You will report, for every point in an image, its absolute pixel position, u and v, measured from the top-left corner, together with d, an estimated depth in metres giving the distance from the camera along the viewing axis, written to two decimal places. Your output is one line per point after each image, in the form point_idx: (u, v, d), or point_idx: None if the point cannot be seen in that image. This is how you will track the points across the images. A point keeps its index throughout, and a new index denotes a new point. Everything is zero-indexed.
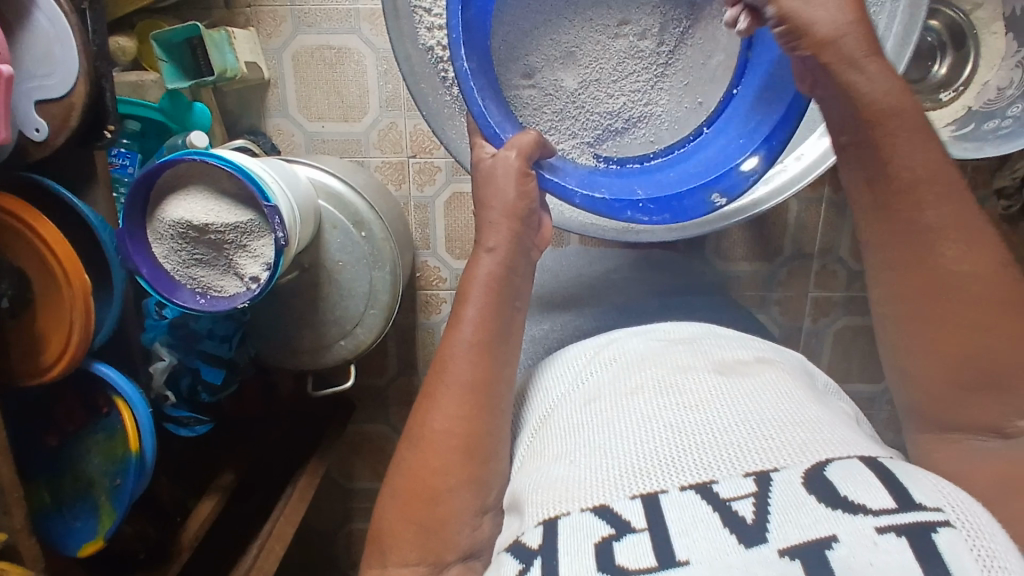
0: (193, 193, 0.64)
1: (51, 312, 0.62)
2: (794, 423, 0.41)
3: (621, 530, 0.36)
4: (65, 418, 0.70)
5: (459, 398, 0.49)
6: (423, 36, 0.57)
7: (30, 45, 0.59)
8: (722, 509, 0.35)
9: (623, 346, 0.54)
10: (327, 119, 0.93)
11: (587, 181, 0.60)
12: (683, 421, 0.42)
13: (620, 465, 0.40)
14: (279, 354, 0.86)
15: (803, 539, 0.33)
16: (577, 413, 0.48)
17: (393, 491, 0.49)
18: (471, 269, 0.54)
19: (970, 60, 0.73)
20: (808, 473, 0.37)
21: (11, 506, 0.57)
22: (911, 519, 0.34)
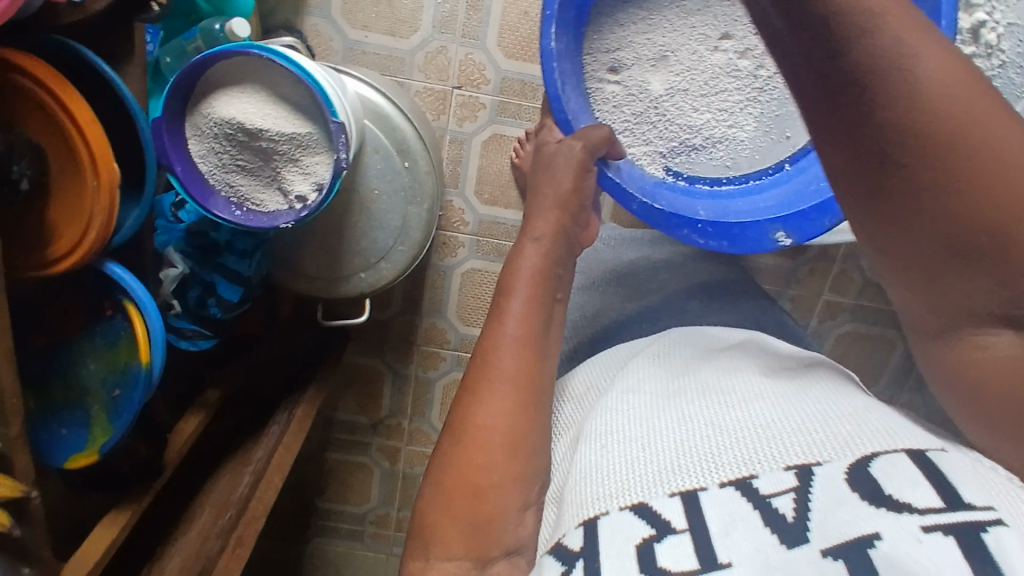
0: (247, 92, 0.57)
1: (68, 199, 0.55)
2: (838, 418, 0.44)
3: (662, 532, 0.39)
4: (61, 320, 0.64)
5: (503, 391, 0.48)
6: None
7: None
8: (763, 506, 0.38)
9: (673, 356, 0.58)
10: (372, 30, 0.85)
11: (649, 192, 0.66)
12: (724, 421, 0.46)
13: (660, 463, 0.44)
14: (293, 279, 0.81)
15: (846, 537, 0.35)
16: (623, 408, 0.52)
17: (435, 489, 0.46)
18: (519, 253, 0.56)
19: None
20: (852, 466, 0.38)
21: (10, 415, 0.50)
22: (961, 517, 0.34)
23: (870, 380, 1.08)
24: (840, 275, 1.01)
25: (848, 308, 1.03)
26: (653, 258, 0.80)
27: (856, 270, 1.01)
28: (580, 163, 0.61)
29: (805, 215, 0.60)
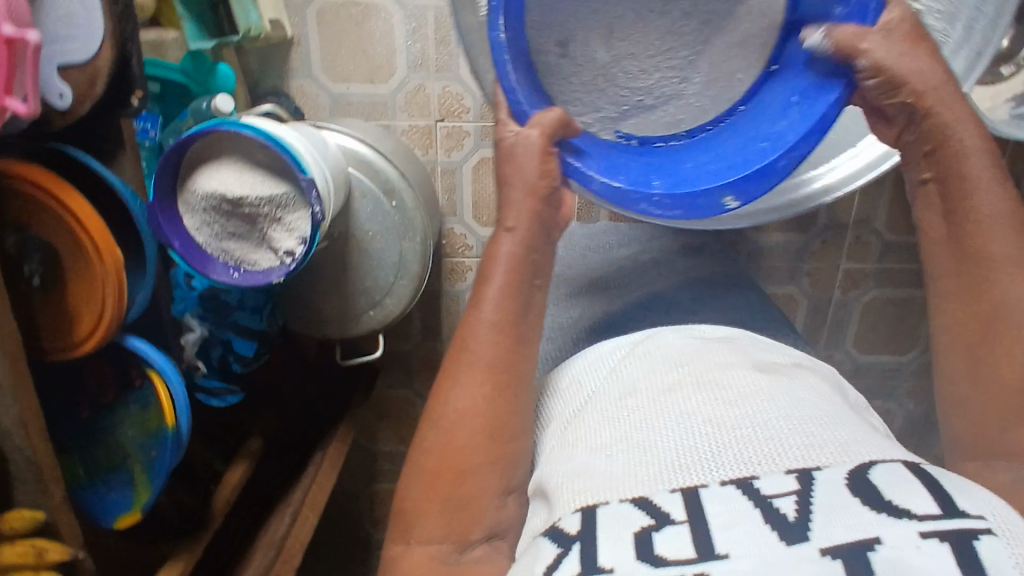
0: (225, 164, 0.62)
1: (83, 279, 0.61)
2: (832, 425, 0.44)
3: (661, 522, 0.38)
4: (96, 391, 0.70)
5: (480, 376, 0.49)
6: None
7: (47, 2, 0.54)
8: (764, 507, 0.37)
9: (660, 340, 0.57)
10: (353, 80, 0.89)
11: (608, 167, 0.58)
12: (721, 416, 0.45)
13: (660, 459, 0.42)
14: (309, 324, 0.85)
15: (849, 539, 0.34)
16: (612, 402, 0.51)
17: (418, 469, 0.48)
18: (494, 247, 0.53)
19: None
20: (852, 473, 0.38)
21: (50, 483, 0.57)
22: (955, 525, 0.35)
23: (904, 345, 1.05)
24: (856, 243, 0.98)
25: (870, 275, 1.01)
26: (629, 259, 0.79)
27: (871, 236, 0.98)
28: (545, 148, 0.54)
29: (757, 176, 0.55)
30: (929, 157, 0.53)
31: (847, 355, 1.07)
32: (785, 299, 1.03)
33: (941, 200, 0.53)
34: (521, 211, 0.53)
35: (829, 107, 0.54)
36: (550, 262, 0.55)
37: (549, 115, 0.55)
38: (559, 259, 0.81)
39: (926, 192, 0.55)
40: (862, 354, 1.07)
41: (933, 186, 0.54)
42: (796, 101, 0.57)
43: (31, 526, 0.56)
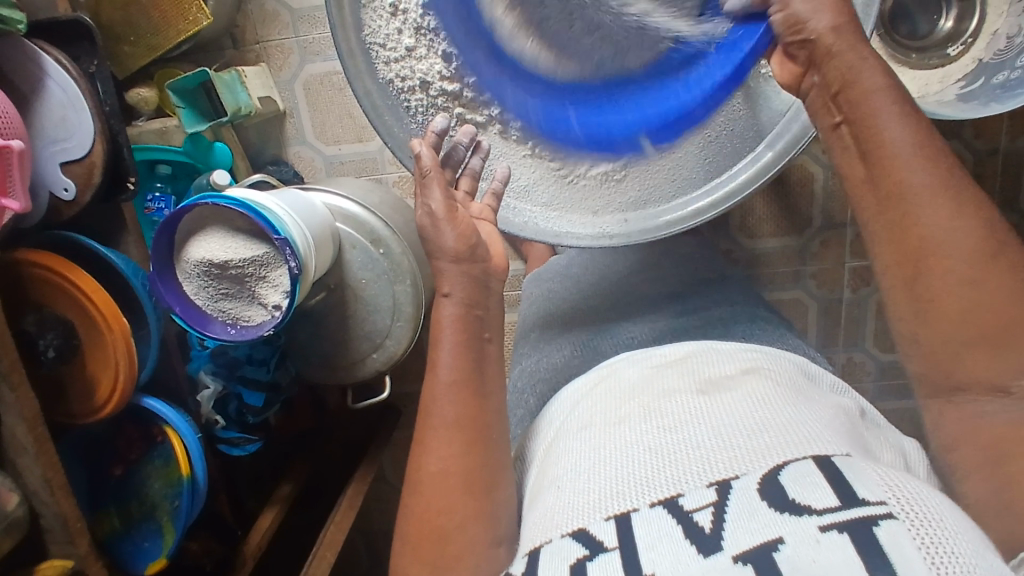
0: (211, 233, 0.68)
1: (98, 352, 0.68)
2: (764, 430, 0.42)
3: (594, 551, 0.37)
4: (126, 449, 0.77)
5: (447, 436, 0.50)
6: (372, 42, 0.53)
7: (46, 112, 0.65)
8: (685, 521, 0.36)
9: (618, 376, 0.54)
10: (343, 142, 0.96)
11: (522, 192, 0.60)
12: (661, 441, 0.43)
13: (601, 488, 0.42)
14: (320, 373, 0.89)
15: (753, 543, 0.34)
16: (568, 441, 0.49)
17: (404, 539, 0.50)
18: (437, 314, 0.53)
19: (976, 12, 0.71)
20: (765, 477, 0.37)
21: (75, 535, 0.63)
22: (855, 514, 0.34)
23: None
24: (857, 239, 0.97)
25: (878, 270, 0.98)
26: (618, 286, 0.79)
27: None
28: (450, 210, 0.54)
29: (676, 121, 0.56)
30: (835, 99, 0.48)
31: (868, 354, 1.03)
32: (793, 303, 1.01)
33: (854, 142, 0.47)
34: (455, 276, 0.53)
35: (745, 58, 0.51)
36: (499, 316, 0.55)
37: (458, 196, 0.56)
38: (549, 298, 0.82)
39: (840, 136, 0.48)
40: (884, 352, 1.03)
41: (846, 129, 0.48)
42: (711, 53, 0.53)
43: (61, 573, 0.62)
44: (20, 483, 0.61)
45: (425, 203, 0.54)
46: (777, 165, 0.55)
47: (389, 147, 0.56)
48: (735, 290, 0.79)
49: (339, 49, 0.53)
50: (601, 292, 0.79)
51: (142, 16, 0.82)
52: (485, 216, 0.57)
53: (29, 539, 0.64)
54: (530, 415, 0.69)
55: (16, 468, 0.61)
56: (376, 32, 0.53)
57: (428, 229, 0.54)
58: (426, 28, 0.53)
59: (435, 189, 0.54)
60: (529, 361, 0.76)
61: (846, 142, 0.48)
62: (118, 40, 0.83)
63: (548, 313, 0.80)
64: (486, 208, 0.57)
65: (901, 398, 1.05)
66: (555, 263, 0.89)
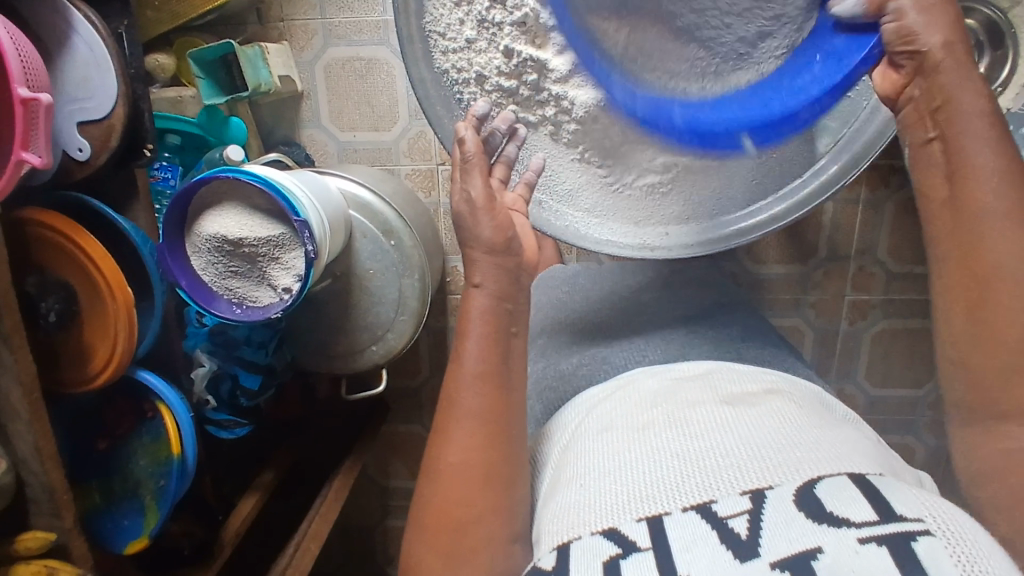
0: (227, 209, 0.66)
1: (99, 320, 0.65)
2: (793, 446, 0.42)
3: (627, 550, 0.37)
4: (114, 423, 0.75)
5: (470, 428, 0.49)
6: (433, 31, 0.52)
7: (68, 69, 0.63)
8: (719, 527, 0.36)
9: (637, 386, 0.54)
10: (359, 129, 0.95)
11: (565, 196, 0.60)
12: (690, 448, 0.43)
13: (629, 490, 0.41)
14: (315, 359, 0.87)
15: (791, 551, 0.34)
16: (588, 440, 0.49)
17: (419, 526, 0.49)
18: (466, 304, 0.53)
19: (1010, 61, 0.73)
20: (801, 489, 0.37)
21: (61, 508, 0.61)
22: (893, 528, 0.34)
23: (922, 379, 1.02)
24: (859, 273, 0.98)
25: (876, 305, 1.00)
26: (628, 301, 0.79)
27: (875, 266, 0.98)
28: (489, 200, 0.53)
29: (779, 123, 0.51)
30: (933, 114, 0.48)
31: (859, 387, 1.05)
32: (791, 331, 1.03)
33: (943, 159, 0.49)
34: (486, 267, 0.53)
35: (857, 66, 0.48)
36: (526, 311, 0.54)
37: (492, 184, 0.55)
38: (559, 307, 0.81)
39: (930, 151, 0.50)
40: (875, 387, 1.04)
41: (938, 145, 0.49)
42: (817, 62, 0.49)
43: (44, 545, 0.60)
44: (10, 449, 0.59)
45: (463, 189, 0.53)
46: (845, 176, 0.55)
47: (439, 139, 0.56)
48: (744, 314, 0.79)
49: (400, 38, 0.52)
50: (614, 308, 0.78)
51: None
52: (518, 207, 0.56)
53: (11, 509, 0.61)
54: (535, 420, 0.68)
55: (6, 434, 0.59)
56: (437, 20, 0.52)
57: (464, 216, 0.54)
58: (489, 21, 0.51)
59: (475, 176, 0.53)
60: (535, 367, 0.75)
61: (934, 158, 0.50)
62: (140, 3, 0.81)
63: (557, 321, 0.79)
64: (518, 200, 0.56)
65: (887, 432, 1.07)
66: (562, 268, 0.88)
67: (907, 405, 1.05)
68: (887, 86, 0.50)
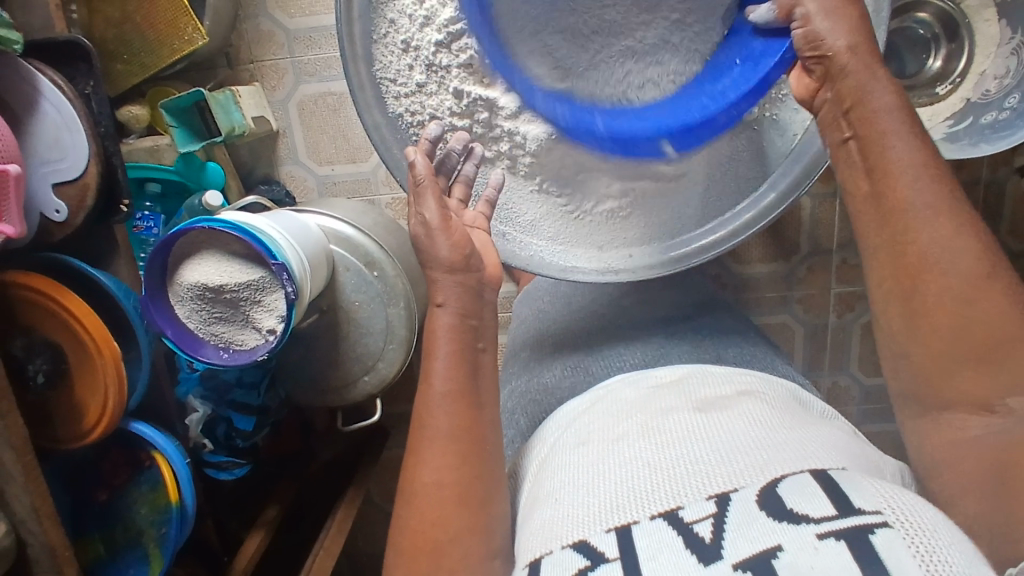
0: (207, 256, 0.67)
1: (86, 376, 0.66)
2: (760, 447, 0.42)
3: (596, 561, 0.37)
4: (112, 473, 0.75)
5: (443, 448, 0.50)
6: (382, 77, 0.53)
7: (39, 132, 0.64)
8: (685, 532, 0.37)
9: (613, 398, 0.54)
10: (336, 162, 0.96)
11: (527, 227, 0.60)
12: (660, 457, 0.43)
13: (601, 501, 0.41)
14: (309, 395, 0.87)
15: (752, 551, 0.34)
16: (565, 456, 0.49)
17: (397, 552, 0.49)
18: (431, 323, 0.54)
19: (965, 51, 0.76)
20: (763, 490, 0.38)
21: (63, 565, 0.62)
22: (852, 522, 0.34)
23: None
24: (843, 266, 0.98)
25: (863, 296, 1.00)
26: (609, 310, 0.79)
27: (858, 257, 0.98)
28: (445, 221, 0.54)
29: (699, 128, 0.54)
30: (845, 116, 0.50)
31: (853, 378, 1.05)
32: (780, 328, 1.03)
33: (860, 159, 0.51)
34: (449, 286, 0.53)
35: (771, 71, 0.52)
36: (493, 329, 0.55)
37: (450, 206, 0.55)
38: (539, 318, 0.82)
39: (847, 151, 0.51)
40: (868, 376, 1.04)
41: (854, 144, 0.51)
42: (736, 66, 0.53)
43: None
44: (8, 512, 0.60)
45: (418, 213, 0.54)
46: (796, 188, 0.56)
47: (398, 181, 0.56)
48: (729, 316, 0.80)
49: (349, 84, 0.52)
50: (592, 315, 0.78)
51: (138, 35, 0.82)
52: (477, 224, 0.56)
53: (14, 570, 0.62)
54: (522, 437, 0.68)
55: (3, 496, 0.60)
56: (387, 67, 0.53)
57: (422, 239, 0.54)
58: (437, 65, 0.53)
59: (429, 199, 0.53)
60: (519, 382, 0.76)
61: (851, 157, 0.51)
62: (110, 58, 0.83)
63: (539, 334, 0.79)
64: (479, 217, 0.57)
65: (885, 421, 1.07)
66: (544, 281, 0.88)
67: None
68: (801, 90, 0.52)
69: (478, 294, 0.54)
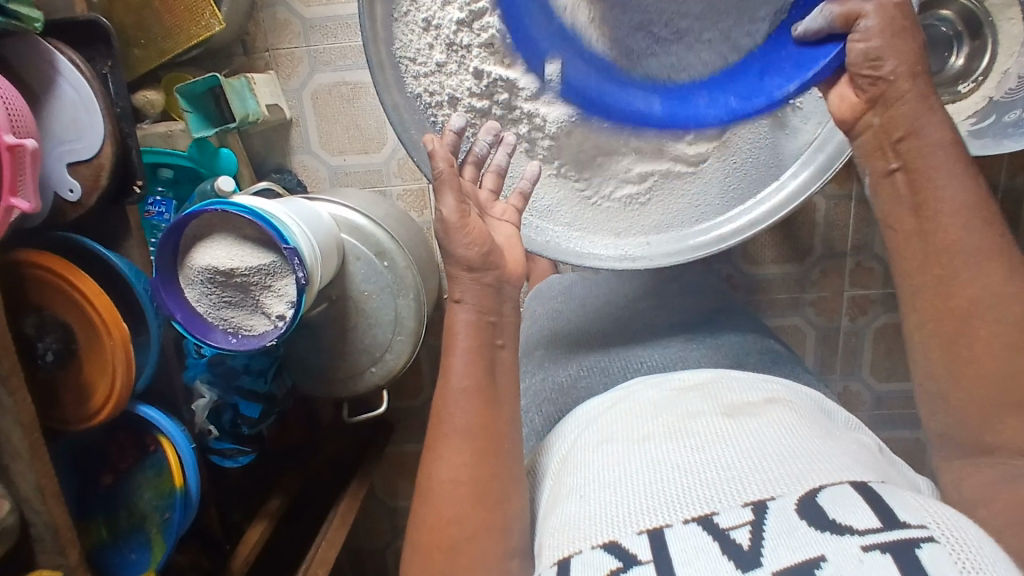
0: (217, 240, 0.67)
1: (94, 357, 0.66)
2: (794, 457, 0.41)
3: (628, 563, 0.36)
4: (118, 457, 0.75)
5: (460, 446, 0.50)
6: (403, 58, 0.52)
7: (56, 112, 0.64)
8: (721, 538, 0.36)
9: (637, 397, 0.53)
10: (349, 153, 0.96)
11: (544, 212, 0.60)
12: (691, 461, 0.42)
13: (631, 503, 0.40)
14: (314, 385, 0.87)
15: (794, 560, 0.33)
16: (589, 452, 0.48)
17: (414, 548, 0.49)
18: (449, 319, 0.53)
19: (989, 49, 0.75)
20: (802, 498, 0.37)
21: (66, 545, 0.62)
22: (897, 536, 0.34)
23: None
24: (856, 269, 0.97)
25: (876, 300, 0.99)
26: (627, 310, 0.78)
27: (872, 260, 0.97)
28: (463, 216, 0.53)
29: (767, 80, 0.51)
30: (895, 146, 0.51)
31: (864, 383, 1.04)
32: (790, 331, 1.02)
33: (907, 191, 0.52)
34: (467, 284, 0.53)
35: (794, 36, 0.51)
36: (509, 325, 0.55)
37: (479, 194, 0.56)
38: (554, 317, 0.80)
39: (893, 182, 0.52)
40: (880, 382, 1.03)
41: (902, 176, 0.52)
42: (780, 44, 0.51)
43: None
44: (12, 490, 0.60)
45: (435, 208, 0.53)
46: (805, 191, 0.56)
47: (418, 165, 0.55)
48: (741, 317, 0.79)
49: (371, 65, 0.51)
50: (609, 317, 0.77)
51: (154, 20, 0.82)
52: (507, 217, 0.56)
53: (17, 549, 0.62)
54: (532, 434, 0.68)
55: (8, 474, 0.59)
56: (406, 46, 0.52)
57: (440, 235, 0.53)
58: (457, 44, 0.52)
59: (447, 195, 0.53)
60: (533, 381, 0.75)
61: (896, 192, 0.52)
62: (127, 42, 0.83)
63: (554, 333, 0.78)
64: (511, 210, 0.57)
65: (895, 428, 1.06)
66: (558, 282, 0.87)
67: (915, 399, 1.04)
68: (846, 108, 0.51)
69: (494, 285, 0.54)
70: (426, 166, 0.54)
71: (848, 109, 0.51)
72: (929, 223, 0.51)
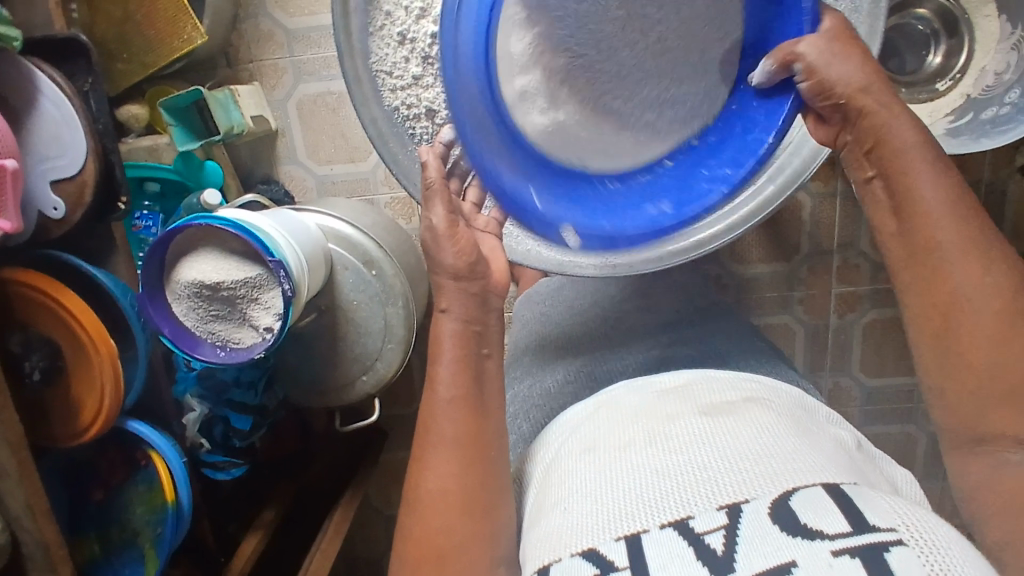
0: (204, 254, 0.67)
1: (83, 374, 0.66)
2: (770, 457, 0.41)
3: (606, 571, 0.37)
4: (110, 473, 0.75)
5: (446, 455, 0.50)
6: (379, 72, 0.53)
7: (37, 129, 0.64)
8: (697, 543, 0.36)
9: (619, 400, 0.52)
10: (336, 162, 0.96)
11: None
12: (668, 464, 0.42)
13: (610, 508, 0.41)
14: (306, 396, 0.87)
15: (766, 566, 0.34)
16: (571, 459, 0.48)
17: (401, 558, 0.49)
18: (436, 330, 0.54)
19: (965, 46, 0.76)
20: (775, 501, 0.37)
21: (57, 563, 0.62)
22: (866, 540, 0.34)
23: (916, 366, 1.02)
24: (843, 266, 0.98)
25: (864, 296, 0.99)
26: (613, 313, 0.78)
27: (859, 257, 0.98)
28: (451, 225, 0.53)
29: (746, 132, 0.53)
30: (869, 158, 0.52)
31: (855, 379, 1.04)
32: (780, 329, 1.02)
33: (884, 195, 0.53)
34: (452, 292, 0.54)
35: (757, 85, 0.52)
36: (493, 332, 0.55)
37: (464, 208, 0.57)
38: (543, 321, 0.81)
39: (872, 189, 0.53)
40: (870, 378, 1.04)
41: (878, 184, 0.53)
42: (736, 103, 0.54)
43: None
44: (2, 510, 0.60)
45: (425, 217, 0.53)
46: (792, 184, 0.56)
47: (396, 176, 0.55)
48: (729, 318, 0.79)
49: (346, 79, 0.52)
50: (595, 320, 0.77)
51: (136, 34, 0.82)
52: (489, 229, 0.57)
53: (9, 568, 0.62)
54: (520, 439, 0.68)
55: None
56: (383, 60, 0.53)
57: (428, 243, 0.54)
58: (434, 57, 0.52)
59: (438, 204, 0.53)
60: (521, 386, 0.75)
61: (876, 196, 0.53)
62: (110, 57, 0.83)
63: (541, 338, 0.79)
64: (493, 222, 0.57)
65: (887, 423, 1.06)
66: (546, 286, 0.87)
67: (905, 393, 1.04)
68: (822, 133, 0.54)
69: (480, 294, 0.54)
70: (409, 183, 0.54)
71: (825, 130, 0.54)
72: (907, 223, 0.51)
